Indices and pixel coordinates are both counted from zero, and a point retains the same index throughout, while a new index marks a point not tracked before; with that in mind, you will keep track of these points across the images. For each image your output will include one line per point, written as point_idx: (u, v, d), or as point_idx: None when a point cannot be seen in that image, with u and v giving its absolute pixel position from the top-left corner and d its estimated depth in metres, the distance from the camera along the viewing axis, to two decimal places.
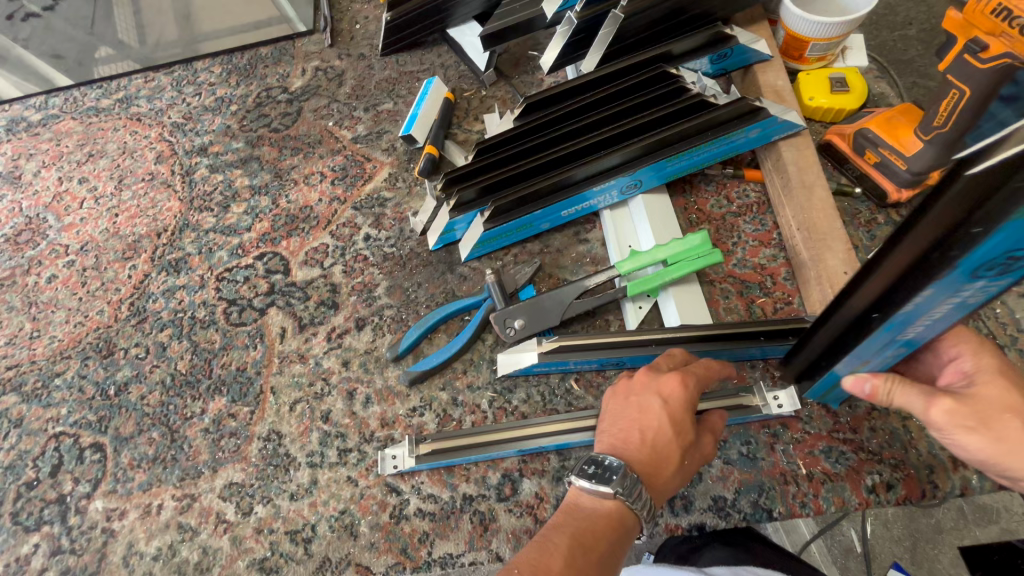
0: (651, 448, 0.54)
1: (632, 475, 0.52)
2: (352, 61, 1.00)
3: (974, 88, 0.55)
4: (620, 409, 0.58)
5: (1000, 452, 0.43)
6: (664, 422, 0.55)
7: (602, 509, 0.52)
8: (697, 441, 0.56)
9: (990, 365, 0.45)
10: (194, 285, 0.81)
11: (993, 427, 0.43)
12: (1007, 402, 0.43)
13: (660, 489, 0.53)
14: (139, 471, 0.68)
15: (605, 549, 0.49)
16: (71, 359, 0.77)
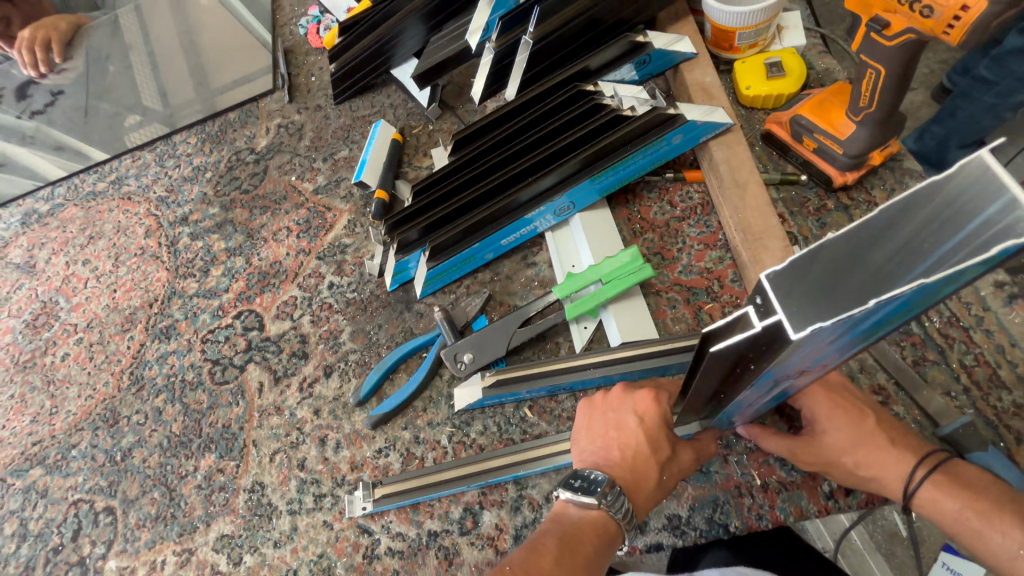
0: (633, 466, 0.54)
1: (615, 489, 0.52)
2: (310, 113, 1.04)
3: (888, 66, 0.52)
4: (597, 425, 0.57)
5: (850, 481, 0.51)
6: (642, 439, 0.54)
7: (586, 514, 0.52)
8: (675, 454, 0.55)
9: (820, 403, 0.52)
10: (182, 349, 0.86)
11: (834, 466, 0.51)
12: (839, 445, 0.50)
13: (642, 504, 0.53)
14: (145, 530, 0.74)
15: (588, 551, 0.49)
16: (83, 431, 0.84)
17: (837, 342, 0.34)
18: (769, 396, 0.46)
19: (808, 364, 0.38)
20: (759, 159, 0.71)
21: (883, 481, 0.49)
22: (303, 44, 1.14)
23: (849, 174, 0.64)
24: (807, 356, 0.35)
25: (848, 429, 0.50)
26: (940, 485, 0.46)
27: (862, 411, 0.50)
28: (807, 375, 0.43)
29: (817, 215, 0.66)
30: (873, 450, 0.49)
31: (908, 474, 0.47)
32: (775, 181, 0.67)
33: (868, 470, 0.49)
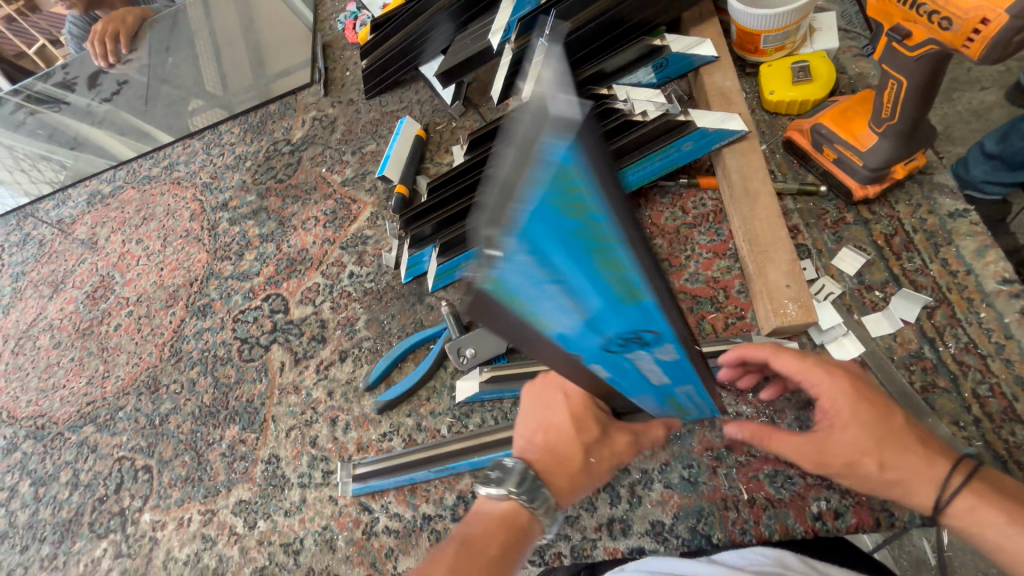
0: (553, 448, 0.55)
1: (528, 475, 0.52)
2: (343, 107, 1.08)
3: (911, 77, 0.50)
4: (532, 409, 0.58)
5: (870, 485, 0.46)
6: (566, 420, 0.55)
7: (496, 512, 0.51)
8: (604, 438, 0.55)
9: (843, 398, 0.46)
10: (216, 326, 0.93)
11: (854, 470, 0.46)
12: (863, 446, 0.45)
13: (563, 489, 0.54)
14: (175, 489, 0.81)
15: (491, 552, 0.48)
16: (129, 395, 0.92)
17: (580, 296, 0.33)
18: (626, 369, 0.43)
19: (602, 326, 0.36)
20: (778, 167, 0.69)
21: (910, 488, 0.44)
22: (341, 40, 1.19)
23: (871, 187, 0.61)
24: (560, 315, 0.34)
25: (874, 428, 0.45)
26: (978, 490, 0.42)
27: (889, 408, 0.46)
28: (649, 342, 0.40)
29: (834, 228, 0.64)
30: (904, 453, 0.44)
31: (945, 480, 0.43)
32: (791, 191, 0.65)
33: (894, 473, 0.44)
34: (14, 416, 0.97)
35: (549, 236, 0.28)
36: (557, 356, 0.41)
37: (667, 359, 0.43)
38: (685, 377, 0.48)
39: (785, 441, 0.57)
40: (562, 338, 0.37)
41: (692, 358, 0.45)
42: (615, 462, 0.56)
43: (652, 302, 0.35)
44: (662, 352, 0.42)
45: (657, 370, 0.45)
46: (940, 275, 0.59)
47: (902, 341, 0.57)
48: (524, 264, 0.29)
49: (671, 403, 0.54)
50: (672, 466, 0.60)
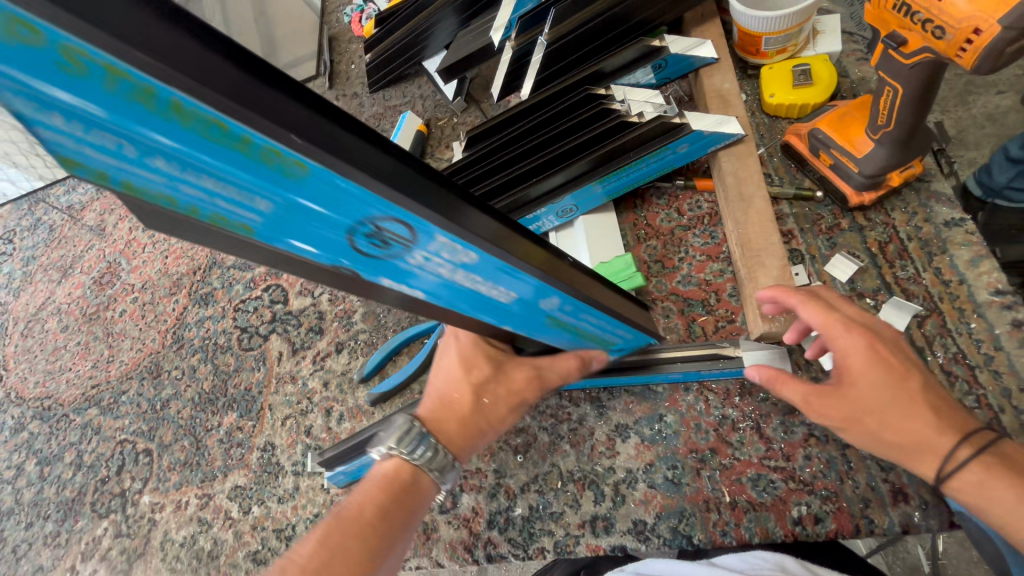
0: (444, 393, 0.56)
1: (409, 431, 0.51)
2: (346, 100, 1.08)
3: (906, 85, 0.50)
4: (441, 360, 0.58)
5: (873, 446, 0.44)
6: (456, 363, 0.57)
7: (378, 476, 0.49)
8: (500, 373, 0.57)
9: (857, 355, 0.44)
10: (217, 315, 0.95)
11: (854, 426, 0.44)
12: (869, 404, 0.43)
13: (455, 436, 0.54)
14: (174, 472, 0.83)
15: (364, 520, 0.46)
16: (132, 379, 0.94)
17: (241, 184, 0.30)
18: (415, 275, 0.41)
19: (319, 224, 0.34)
20: (775, 171, 0.68)
21: (910, 455, 0.42)
22: (347, 32, 1.19)
23: (866, 194, 0.61)
24: (254, 218, 0.33)
25: (880, 391, 0.43)
26: (992, 470, 0.39)
27: (908, 371, 0.43)
28: (397, 232, 0.36)
29: (828, 234, 0.64)
30: (912, 421, 0.42)
31: (951, 453, 0.40)
32: (786, 196, 0.65)
33: (896, 437, 0.43)
34: (23, 396, 1.00)
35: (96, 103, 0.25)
36: (335, 275, 0.40)
37: (451, 254, 0.40)
38: (500, 283, 0.44)
39: (769, 446, 0.57)
40: (294, 246, 0.36)
41: (488, 254, 0.41)
42: (514, 401, 0.57)
43: (320, 170, 0.31)
44: (428, 243, 0.38)
45: (457, 273, 0.42)
46: (932, 284, 0.58)
47: None
48: (126, 158, 0.28)
49: (587, 337, 0.57)
50: (656, 466, 0.60)
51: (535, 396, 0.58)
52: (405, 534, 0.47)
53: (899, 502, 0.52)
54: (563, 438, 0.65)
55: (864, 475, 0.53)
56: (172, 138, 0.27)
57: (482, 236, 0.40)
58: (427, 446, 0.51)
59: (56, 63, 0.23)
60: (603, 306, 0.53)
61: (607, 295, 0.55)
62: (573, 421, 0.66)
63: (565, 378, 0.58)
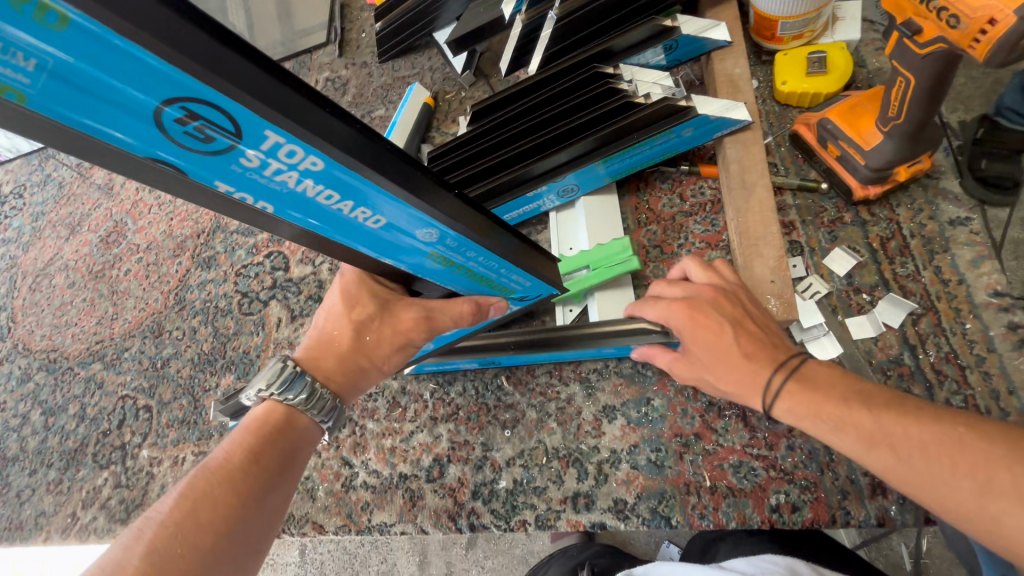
0: (327, 331, 0.60)
1: (279, 373, 0.55)
2: (355, 69, 1.07)
3: (919, 75, 0.48)
4: (328, 304, 0.62)
5: (724, 394, 0.53)
6: (341, 301, 0.60)
7: (249, 422, 0.54)
8: (382, 314, 0.59)
9: (682, 320, 0.54)
10: (219, 279, 0.96)
11: (703, 380, 0.54)
12: (707, 363, 0.52)
13: (333, 371, 0.58)
14: (172, 429, 0.85)
15: (232, 464, 0.50)
16: (135, 337, 0.96)
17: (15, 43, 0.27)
18: (250, 176, 0.38)
19: (113, 99, 0.31)
20: (782, 160, 0.67)
21: (747, 398, 0.50)
22: None
23: (872, 188, 0.60)
24: (19, 78, 0.28)
25: (703, 347, 0.52)
26: (794, 393, 0.46)
27: (721, 326, 0.51)
28: (215, 122, 0.34)
29: (829, 227, 0.63)
30: (731, 366, 0.50)
31: (766, 385, 0.48)
32: (791, 186, 0.64)
33: (729, 386, 0.51)
34: (29, 348, 1.02)
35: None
36: (154, 167, 0.36)
37: (292, 156, 0.37)
38: (359, 196, 0.42)
39: (753, 434, 0.58)
40: (84, 124, 0.32)
41: (337, 162, 0.38)
42: (399, 341, 0.59)
43: (100, 31, 0.27)
44: (260, 140, 0.35)
45: (302, 180, 0.40)
46: (931, 283, 0.58)
47: (883, 346, 0.56)
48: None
49: (481, 281, 0.59)
50: (640, 448, 0.61)
51: (422, 336, 0.59)
52: (280, 471, 0.52)
53: (876, 496, 0.52)
54: (551, 416, 0.66)
55: (846, 468, 0.53)
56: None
57: (326, 137, 0.37)
58: (303, 387, 0.55)
59: None
60: (493, 245, 0.53)
61: (501, 234, 0.55)
62: (561, 399, 0.67)
63: (457, 322, 0.58)
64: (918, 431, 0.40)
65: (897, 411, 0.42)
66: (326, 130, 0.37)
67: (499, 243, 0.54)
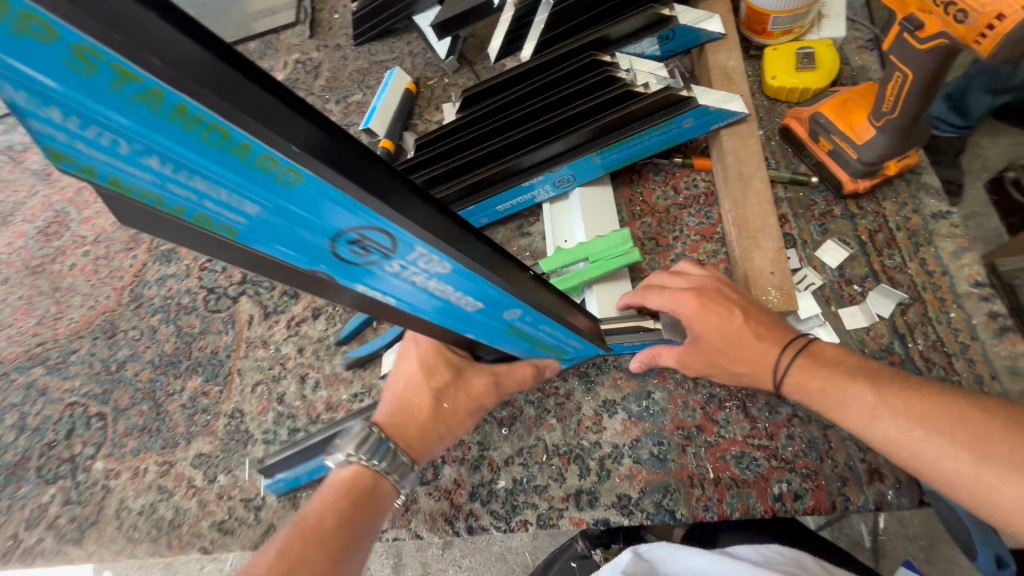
0: (402, 397, 0.57)
1: (373, 439, 0.51)
2: (328, 52, 1.01)
3: (916, 70, 0.50)
4: (395, 371, 0.59)
5: (730, 376, 0.53)
6: (416, 368, 0.57)
7: (335, 481, 0.50)
8: (457, 382, 0.57)
9: (691, 306, 0.53)
10: (181, 274, 0.88)
11: (711, 364, 0.53)
12: (719, 346, 0.52)
13: (415, 440, 0.55)
14: (130, 438, 0.78)
15: (324, 528, 0.47)
16: (83, 338, 0.87)
17: (232, 185, 0.29)
18: (388, 279, 0.40)
19: (299, 223, 0.33)
20: (772, 154, 0.68)
21: (755, 375, 0.51)
22: None
23: (861, 181, 0.62)
24: (228, 213, 0.31)
25: (713, 330, 0.52)
26: (804, 368, 0.48)
27: (731, 309, 0.52)
28: (378, 240, 0.36)
29: (821, 220, 0.64)
30: (743, 348, 0.51)
31: (776, 363, 0.50)
32: (784, 179, 0.65)
33: (741, 366, 0.52)
34: None
35: (73, 96, 0.23)
36: (305, 273, 0.39)
37: (430, 265, 0.40)
38: (473, 291, 0.45)
39: (753, 424, 0.58)
40: (263, 241, 0.34)
41: (466, 268, 0.41)
42: (473, 407, 0.58)
43: (315, 178, 0.30)
44: (408, 253, 0.38)
45: (433, 282, 0.42)
46: (917, 274, 0.60)
47: (874, 335, 0.58)
48: (84, 140, 0.25)
49: (539, 345, 0.58)
50: (642, 442, 0.61)
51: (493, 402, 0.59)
52: (364, 538, 0.48)
53: (874, 481, 0.53)
54: (550, 412, 0.65)
55: (844, 455, 0.55)
56: (145, 123, 0.25)
57: (460, 248, 0.40)
58: (384, 453, 0.51)
59: (65, 62, 0.22)
60: (565, 320, 0.53)
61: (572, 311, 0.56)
62: (559, 395, 0.65)
63: (521, 386, 0.60)
64: (919, 402, 0.43)
65: (900, 387, 0.45)
66: (460, 242, 0.40)
67: (565, 315, 0.54)
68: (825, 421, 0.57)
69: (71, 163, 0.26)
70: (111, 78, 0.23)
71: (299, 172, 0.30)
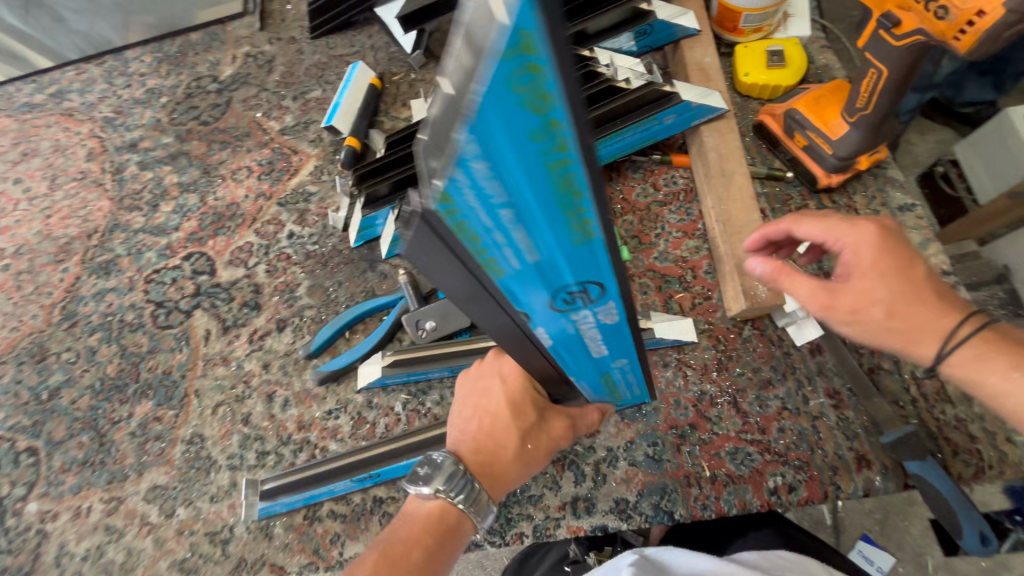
0: (487, 435, 0.53)
1: (462, 474, 0.50)
2: (282, 45, 0.94)
3: (892, 67, 0.51)
4: (467, 397, 0.56)
5: (876, 335, 0.46)
6: (503, 406, 0.53)
7: (421, 513, 0.50)
8: (541, 423, 0.54)
9: (868, 245, 0.45)
10: (123, 287, 0.80)
11: (860, 317, 0.45)
12: (881, 295, 0.44)
13: (500, 477, 0.52)
14: (70, 474, 0.69)
15: (411, 559, 0.47)
16: (6, 364, 0.77)
17: (531, 238, 0.26)
18: (577, 329, 0.38)
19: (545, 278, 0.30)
20: (748, 150, 0.69)
21: (913, 337, 0.45)
22: None
23: (834, 176, 0.63)
24: (507, 256, 0.28)
25: (885, 278, 0.44)
26: (989, 341, 0.44)
27: (913, 258, 0.45)
28: (597, 297, 0.34)
29: (798, 215, 0.65)
30: (916, 305, 0.44)
31: (952, 330, 0.44)
32: (761, 175, 0.66)
33: (899, 322, 0.45)
34: None
35: (502, 140, 0.20)
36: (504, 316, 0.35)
37: (603, 314, 0.36)
38: (621, 345, 0.42)
39: (745, 420, 0.58)
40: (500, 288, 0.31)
41: (627, 323, 0.38)
42: (552, 448, 0.55)
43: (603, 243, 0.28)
44: (605, 309, 0.35)
45: (599, 336, 0.40)
46: None
47: None
48: (477, 188, 0.22)
49: (610, 391, 0.54)
50: (637, 444, 0.60)
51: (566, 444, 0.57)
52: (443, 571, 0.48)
53: (862, 468, 0.55)
54: None
55: (833, 444, 0.56)
56: (517, 179, 0.22)
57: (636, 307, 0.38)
58: (467, 491, 0.50)
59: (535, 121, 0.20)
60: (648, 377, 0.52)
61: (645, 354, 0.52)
62: None
63: (590, 429, 0.58)
64: None
65: None
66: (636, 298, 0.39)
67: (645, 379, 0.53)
68: (813, 412, 0.58)
69: (447, 206, 0.23)
70: (543, 124, 0.20)
71: (601, 227, 0.26)
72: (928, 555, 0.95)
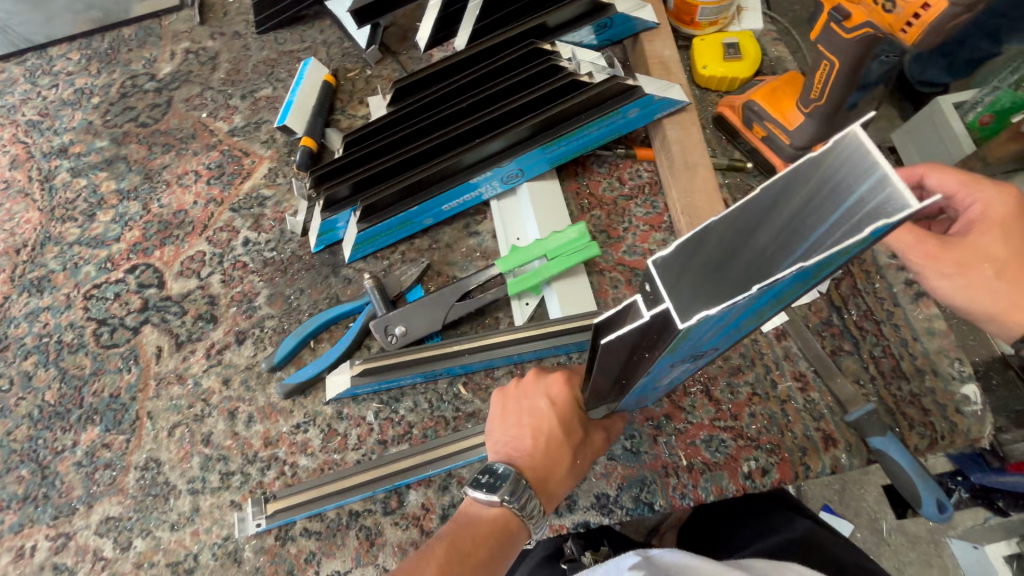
0: (541, 455, 0.52)
1: (522, 481, 0.50)
2: (226, 40, 0.88)
3: (843, 58, 0.53)
4: (510, 413, 0.55)
5: (968, 291, 0.48)
6: (555, 425, 0.53)
7: (486, 513, 0.50)
8: (587, 438, 0.55)
9: (1004, 208, 0.47)
10: (60, 305, 0.74)
11: (966, 271, 0.48)
12: (990, 252, 0.47)
13: (552, 491, 0.52)
14: (9, 512, 0.63)
15: (480, 556, 0.47)
16: None
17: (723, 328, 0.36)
18: (676, 376, 0.48)
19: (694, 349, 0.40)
20: (708, 141, 0.70)
21: (1013, 298, 0.47)
22: None
23: None
24: (698, 341, 0.36)
25: (1011, 241, 0.47)
26: None
27: None
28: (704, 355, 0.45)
29: None
30: None
31: None
32: (723, 166, 0.67)
33: (1005, 283, 0.47)
34: None
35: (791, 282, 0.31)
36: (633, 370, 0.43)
37: (697, 366, 0.49)
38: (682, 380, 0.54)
39: (718, 408, 0.59)
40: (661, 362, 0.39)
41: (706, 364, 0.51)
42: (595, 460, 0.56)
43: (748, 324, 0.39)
44: (699, 361, 0.47)
45: (683, 376, 0.51)
46: None
47: (816, 310, 0.63)
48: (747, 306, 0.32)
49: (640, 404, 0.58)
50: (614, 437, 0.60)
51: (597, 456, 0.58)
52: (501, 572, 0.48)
53: (829, 447, 0.57)
54: None
55: (802, 426, 0.58)
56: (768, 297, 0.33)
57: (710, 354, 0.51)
58: (528, 499, 0.50)
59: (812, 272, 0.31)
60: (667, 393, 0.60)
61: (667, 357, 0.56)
62: None
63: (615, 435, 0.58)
64: None
65: None
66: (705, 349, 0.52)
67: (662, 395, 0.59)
68: (782, 396, 0.59)
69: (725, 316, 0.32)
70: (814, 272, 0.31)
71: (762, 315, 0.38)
72: (883, 519, 1.01)
